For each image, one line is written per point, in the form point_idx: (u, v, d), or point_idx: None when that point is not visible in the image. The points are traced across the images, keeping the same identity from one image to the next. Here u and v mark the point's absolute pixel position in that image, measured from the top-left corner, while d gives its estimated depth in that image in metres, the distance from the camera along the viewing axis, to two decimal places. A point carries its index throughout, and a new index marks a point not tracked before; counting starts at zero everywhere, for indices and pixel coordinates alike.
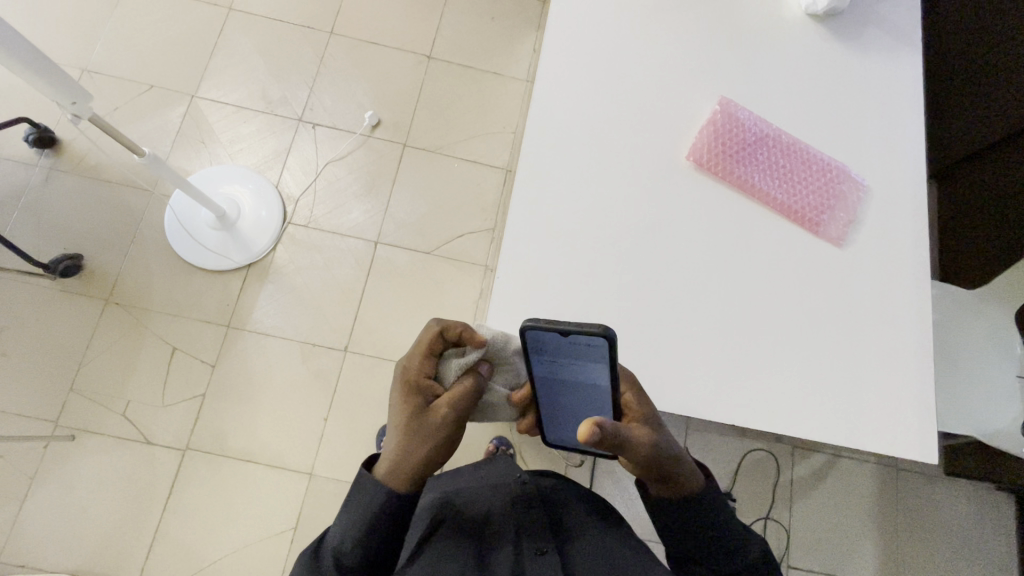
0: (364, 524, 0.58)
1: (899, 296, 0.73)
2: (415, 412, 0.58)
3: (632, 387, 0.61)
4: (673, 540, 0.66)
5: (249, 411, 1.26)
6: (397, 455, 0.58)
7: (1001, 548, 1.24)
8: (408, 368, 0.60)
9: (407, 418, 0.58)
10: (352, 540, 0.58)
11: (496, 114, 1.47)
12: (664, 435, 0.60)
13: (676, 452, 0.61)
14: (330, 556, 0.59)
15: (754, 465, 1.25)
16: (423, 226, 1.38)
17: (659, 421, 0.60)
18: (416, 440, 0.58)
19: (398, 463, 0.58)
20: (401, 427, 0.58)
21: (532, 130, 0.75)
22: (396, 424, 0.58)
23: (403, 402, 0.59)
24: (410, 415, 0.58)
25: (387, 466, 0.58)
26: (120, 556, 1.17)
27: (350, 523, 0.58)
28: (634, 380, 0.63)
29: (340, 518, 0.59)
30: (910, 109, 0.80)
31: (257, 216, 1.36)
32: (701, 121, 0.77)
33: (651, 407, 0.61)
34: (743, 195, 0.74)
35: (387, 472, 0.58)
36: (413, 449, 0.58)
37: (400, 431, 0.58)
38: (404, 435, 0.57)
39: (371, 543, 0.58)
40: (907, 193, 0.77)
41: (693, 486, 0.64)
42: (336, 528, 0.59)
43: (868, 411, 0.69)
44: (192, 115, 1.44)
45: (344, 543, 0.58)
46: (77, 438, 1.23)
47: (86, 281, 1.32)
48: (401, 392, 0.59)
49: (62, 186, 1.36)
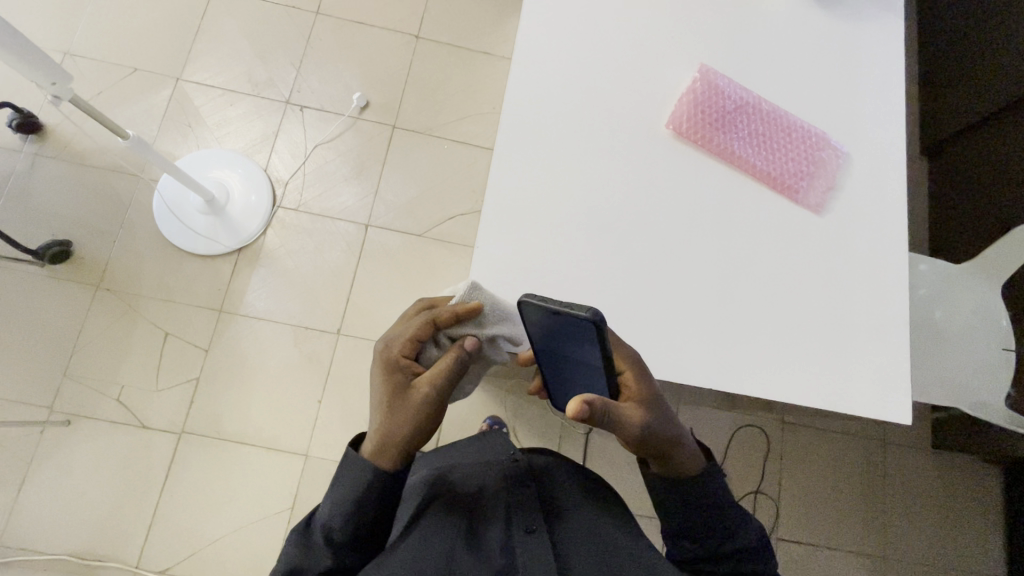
0: (355, 499, 0.57)
1: (880, 264, 0.73)
2: (399, 390, 0.60)
3: (632, 368, 0.61)
4: (668, 519, 0.65)
5: (243, 395, 1.26)
6: (381, 432, 0.58)
7: (986, 518, 1.27)
8: (392, 349, 0.62)
9: (391, 396, 0.60)
10: (343, 516, 0.57)
11: (486, 94, 1.46)
12: (659, 418, 0.60)
13: (673, 434, 0.60)
14: (320, 532, 0.58)
15: (745, 440, 1.27)
16: (413, 208, 1.38)
17: (656, 403, 0.60)
18: (399, 416, 0.58)
19: (383, 440, 0.58)
20: (385, 403, 0.59)
21: (516, 104, 0.74)
22: (381, 402, 0.60)
23: (386, 380, 0.61)
24: (393, 392, 0.60)
25: (371, 444, 0.59)
26: (119, 537, 1.19)
27: (341, 499, 0.58)
28: (636, 360, 0.62)
29: (331, 496, 0.58)
30: (894, 78, 0.80)
31: (245, 200, 1.35)
32: (682, 89, 0.77)
33: (651, 389, 0.61)
34: (723, 163, 0.74)
35: (373, 450, 0.59)
36: (398, 425, 0.58)
37: (385, 408, 0.59)
38: (389, 411, 0.59)
39: (361, 520, 0.58)
40: (889, 161, 0.77)
41: (691, 468, 0.63)
42: (326, 505, 0.58)
43: (848, 375, 0.70)
44: (177, 98, 1.43)
45: (335, 520, 0.57)
46: (72, 423, 1.24)
47: (76, 267, 1.31)
48: (384, 371, 0.61)
49: (47, 172, 1.35)
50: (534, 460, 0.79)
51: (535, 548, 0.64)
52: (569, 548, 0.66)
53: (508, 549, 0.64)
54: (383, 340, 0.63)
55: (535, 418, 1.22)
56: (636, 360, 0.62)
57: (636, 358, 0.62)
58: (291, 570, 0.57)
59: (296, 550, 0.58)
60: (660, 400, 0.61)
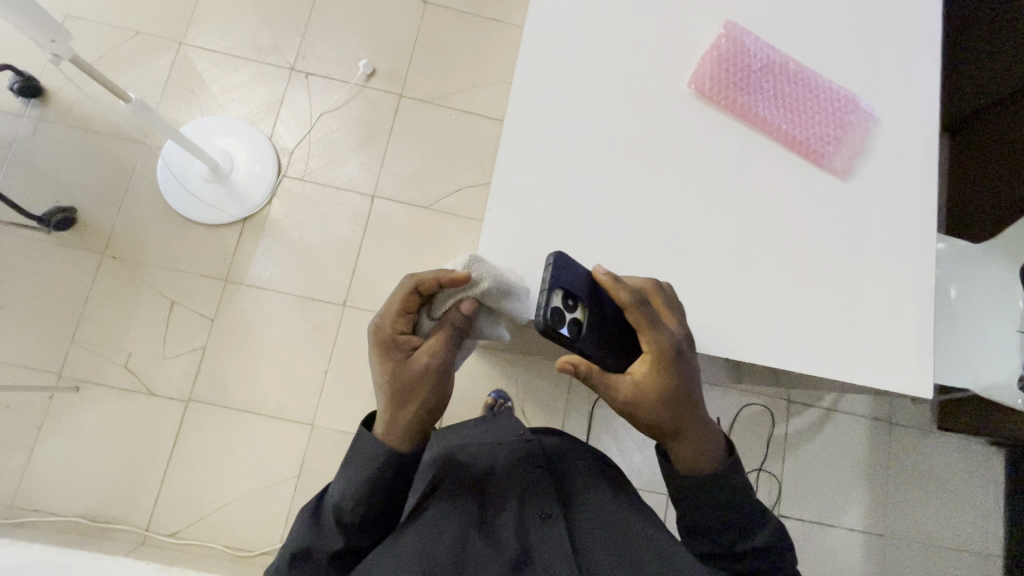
0: (367, 482, 0.57)
1: (902, 239, 0.71)
2: (399, 367, 0.58)
3: (652, 353, 0.57)
4: (688, 509, 0.63)
5: (250, 364, 1.27)
6: (390, 413, 0.57)
7: (990, 501, 1.27)
8: (382, 328, 0.60)
9: (392, 374, 0.57)
10: (354, 498, 0.57)
11: (496, 63, 1.42)
12: (654, 407, 0.57)
13: (675, 427, 0.59)
14: (331, 513, 0.57)
15: (750, 418, 1.26)
16: (420, 179, 1.36)
17: (671, 394, 0.57)
18: (405, 393, 0.57)
19: (393, 420, 0.57)
20: (388, 386, 0.57)
21: (530, 66, 0.72)
22: (384, 382, 0.58)
23: (381, 361, 0.58)
24: (394, 371, 0.57)
25: (384, 426, 0.58)
26: (129, 500, 1.21)
27: (352, 482, 0.57)
28: (661, 350, 0.57)
29: (343, 475, 0.58)
30: (924, 42, 0.77)
31: (251, 169, 1.33)
32: (705, 47, 0.74)
33: (663, 379, 0.57)
34: (746, 125, 0.72)
35: (386, 432, 0.58)
36: (407, 404, 0.57)
37: (389, 389, 0.57)
38: (393, 392, 0.57)
39: (374, 502, 0.58)
40: (916, 129, 0.75)
41: (687, 463, 0.61)
42: (336, 486, 0.58)
43: (864, 350, 0.68)
44: (180, 63, 1.40)
45: (346, 502, 0.57)
46: (81, 389, 1.25)
47: (81, 234, 1.30)
48: (378, 353, 0.59)
49: (50, 137, 1.33)
50: (547, 442, 0.77)
51: (549, 535, 0.62)
52: (581, 532, 0.65)
53: (521, 532, 0.63)
54: (373, 317, 0.60)
55: (540, 393, 1.22)
56: (664, 349, 0.57)
57: (664, 348, 0.57)
58: (300, 549, 0.56)
59: (306, 531, 0.57)
60: (671, 393, 0.57)
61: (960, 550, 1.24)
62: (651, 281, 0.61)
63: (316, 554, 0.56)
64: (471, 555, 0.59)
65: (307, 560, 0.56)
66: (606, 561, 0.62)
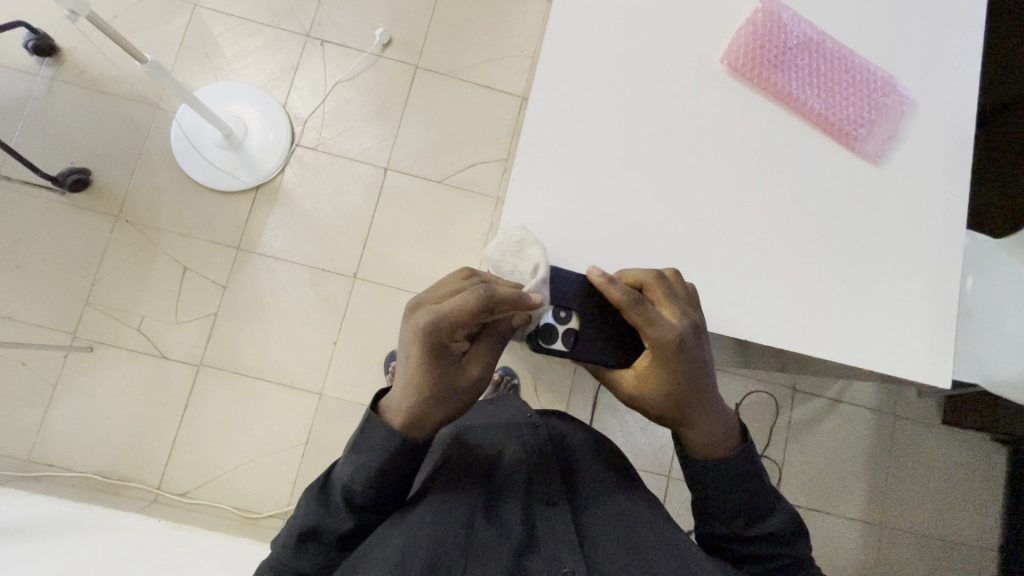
0: (376, 464, 0.56)
1: (926, 230, 0.70)
2: (446, 377, 0.54)
3: (654, 350, 0.56)
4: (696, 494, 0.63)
5: (260, 332, 1.28)
6: (420, 414, 0.56)
7: (990, 497, 1.27)
8: (438, 333, 0.51)
9: (438, 384, 0.54)
10: (364, 479, 0.56)
11: (514, 36, 1.39)
12: (657, 400, 0.59)
13: (683, 416, 0.59)
14: (339, 493, 0.57)
15: (755, 405, 1.27)
16: (434, 154, 1.34)
17: (674, 387, 0.58)
18: (445, 403, 0.56)
19: (420, 420, 0.56)
20: (426, 388, 0.54)
21: (554, 37, 0.70)
22: (424, 388, 0.54)
23: (428, 365, 0.53)
24: (440, 381, 0.54)
25: (408, 423, 0.56)
26: (141, 460, 1.23)
27: (361, 463, 0.56)
28: (662, 347, 0.56)
29: (350, 455, 0.57)
30: (964, 25, 0.75)
31: (264, 137, 1.32)
32: (740, 23, 0.72)
33: (665, 376, 0.57)
34: (778, 104, 0.71)
35: (408, 427, 0.56)
36: (442, 411, 0.56)
37: (429, 395, 0.54)
38: (433, 398, 0.55)
39: (382, 483, 0.57)
40: (951, 114, 0.73)
41: (701, 447, 0.61)
42: (345, 466, 0.57)
43: (878, 340, 0.68)
44: (195, 26, 1.38)
45: (354, 482, 0.56)
46: (95, 350, 1.26)
47: (96, 196, 1.31)
48: (426, 356, 0.52)
49: (64, 97, 1.32)
50: (553, 426, 0.77)
51: (556, 521, 0.62)
52: (588, 516, 0.65)
53: (527, 518, 0.63)
54: (432, 320, 0.51)
55: (548, 372, 1.23)
56: (666, 345, 0.56)
57: (668, 345, 0.56)
58: (308, 529, 0.57)
59: (314, 509, 0.57)
60: (675, 387, 0.57)
61: (956, 543, 1.25)
62: (650, 273, 0.57)
63: (325, 534, 0.57)
64: (478, 539, 0.60)
65: (315, 540, 0.57)
66: (612, 550, 0.61)
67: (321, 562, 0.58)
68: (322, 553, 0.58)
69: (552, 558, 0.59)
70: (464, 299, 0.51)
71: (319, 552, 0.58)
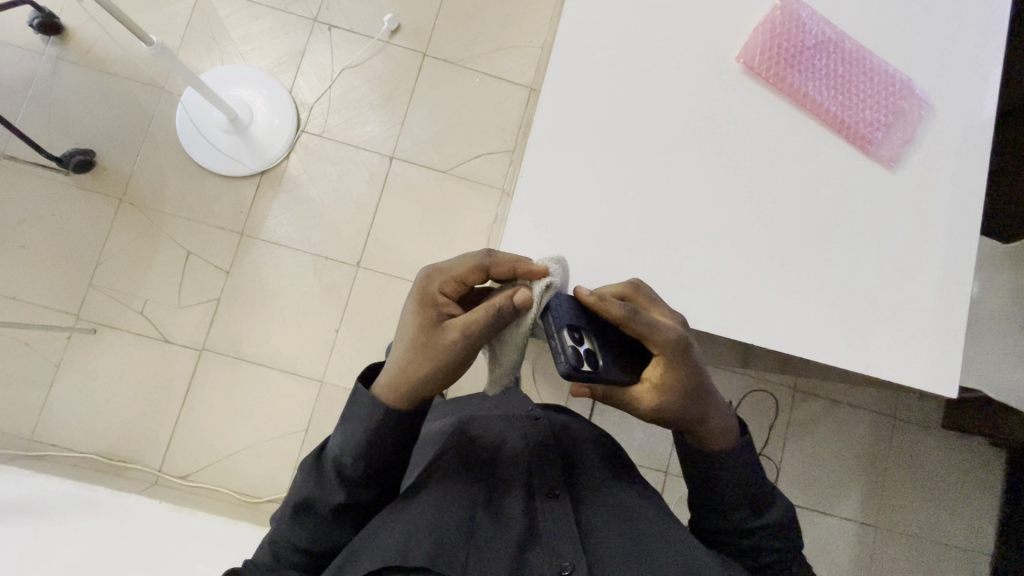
0: (367, 438, 0.56)
1: (936, 234, 0.69)
2: (426, 332, 0.55)
3: (664, 353, 0.56)
4: (698, 490, 0.64)
5: (263, 318, 1.28)
6: (398, 370, 0.56)
7: (988, 502, 1.27)
8: (430, 285, 0.56)
9: (416, 336, 0.55)
10: (355, 452, 0.56)
11: (524, 26, 1.37)
12: (676, 405, 0.57)
13: (698, 418, 0.59)
14: (331, 465, 0.57)
15: (755, 404, 1.27)
16: (440, 143, 1.33)
17: (686, 388, 0.57)
18: (420, 360, 0.55)
19: (401, 376, 0.55)
20: (409, 341, 0.55)
21: (567, 29, 0.69)
22: (409, 342, 0.55)
23: (415, 316, 0.56)
24: (418, 334, 0.55)
25: (388, 375, 0.56)
26: (143, 441, 1.24)
27: (354, 435, 0.56)
28: (671, 349, 0.55)
29: (342, 428, 0.57)
30: (987, 27, 0.73)
31: (270, 122, 1.31)
32: (758, 20, 0.71)
33: (679, 376, 0.56)
34: (794, 105, 0.70)
35: (385, 383, 0.56)
36: (417, 371, 0.55)
37: (407, 348, 0.55)
38: (414, 353, 0.55)
39: (376, 456, 0.57)
40: (968, 119, 0.72)
41: (715, 441, 0.61)
42: (337, 438, 0.57)
43: (883, 345, 0.67)
44: (202, 8, 1.36)
45: (346, 454, 0.56)
46: (98, 331, 1.26)
47: (100, 178, 1.30)
48: (415, 305, 0.56)
49: (70, 77, 1.31)
50: (554, 418, 0.77)
51: (557, 513, 0.62)
52: (587, 510, 0.65)
53: (526, 507, 0.63)
54: (429, 268, 0.56)
55: (549, 366, 1.22)
56: (677, 345, 0.55)
57: (674, 344, 0.55)
58: (303, 500, 0.56)
59: (309, 481, 0.57)
60: (688, 387, 0.57)
61: (950, 546, 1.26)
62: (629, 283, 0.58)
63: (319, 507, 0.57)
64: (478, 528, 0.59)
65: (310, 512, 0.57)
66: (611, 542, 0.61)
67: (316, 536, 0.57)
68: (316, 526, 0.57)
69: (552, 548, 0.59)
70: (463, 259, 0.57)
71: (314, 526, 0.57)
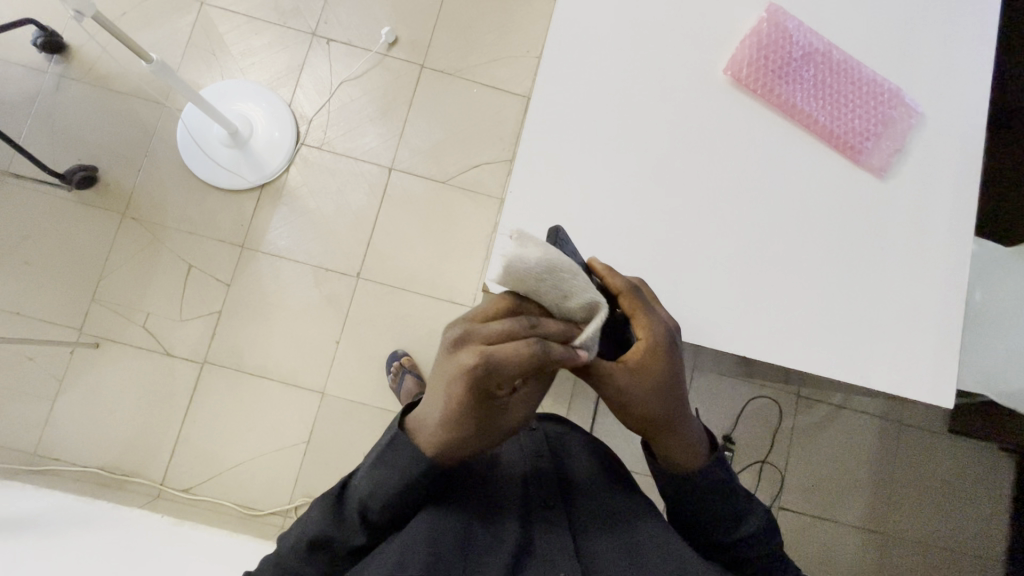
0: (395, 486, 0.54)
1: (933, 239, 0.69)
2: (488, 418, 0.49)
3: (646, 340, 0.53)
4: (685, 505, 0.62)
5: (264, 330, 1.28)
6: (452, 444, 0.52)
7: (997, 507, 1.25)
8: (483, 387, 0.44)
9: (470, 422, 0.49)
10: (382, 496, 0.55)
11: (520, 36, 1.38)
12: (645, 397, 0.53)
13: (669, 418, 0.55)
14: (355, 506, 0.55)
15: (758, 411, 1.26)
16: (439, 154, 1.34)
17: (657, 381, 0.53)
18: (481, 438, 0.51)
19: (454, 450, 0.53)
20: (466, 428, 0.49)
21: (557, 42, 0.70)
22: (466, 429, 0.50)
23: (466, 409, 0.47)
24: (473, 420, 0.48)
25: (439, 451, 0.52)
26: (146, 455, 1.25)
27: (381, 480, 0.54)
28: (655, 337, 0.53)
29: (369, 470, 0.55)
30: (978, 33, 0.73)
31: (270, 136, 1.32)
32: (746, 31, 0.71)
33: (657, 371, 0.53)
34: (783, 116, 0.70)
35: (435, 453, 0.53)
36: (474, 444, 0.52)
37: (463, 432, 0.50)
38: (473, 436, 0.51)
39: (402, 499, 0.56)
40: (961, 126, 0.72)
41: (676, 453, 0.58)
42: (362, 481, 0.55)
43: (882, 353, 0.67)
44: (201, 23, 1.38)
45: (370, 496, 0.55)
46: (100, 346, 1.27)
47: (102, 193, 1.32)
48: (464, 402, 0.46)
49: (72, 94, 1.33)
50: (553, 430, 0.77)
51: (557, 528, 0.61)
52: (585, 523, 0.64)
53: (527, 525, 0.62)
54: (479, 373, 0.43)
55: (550, 376, 1.22)
56: (664, 339, 0.53)
57: (658, 333, 0.53)
58: (320, 536, 0.55)
59: (326, 521, 0.55)
60: (664, 386, 0.53)
61: (958, 553, 1.24)
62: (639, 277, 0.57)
63: (336, 546, 0.56)
64: (476, 544, 0.59)
65: (326, 548, 0.56)
66: (612, 559, 0.60)
67: (329, 568, 0.56)
68: (331, 562, 0.56)
69: (552, 562, 0.58)
70: (515, 354, 0.43)
71: (329, 559, 0.56)
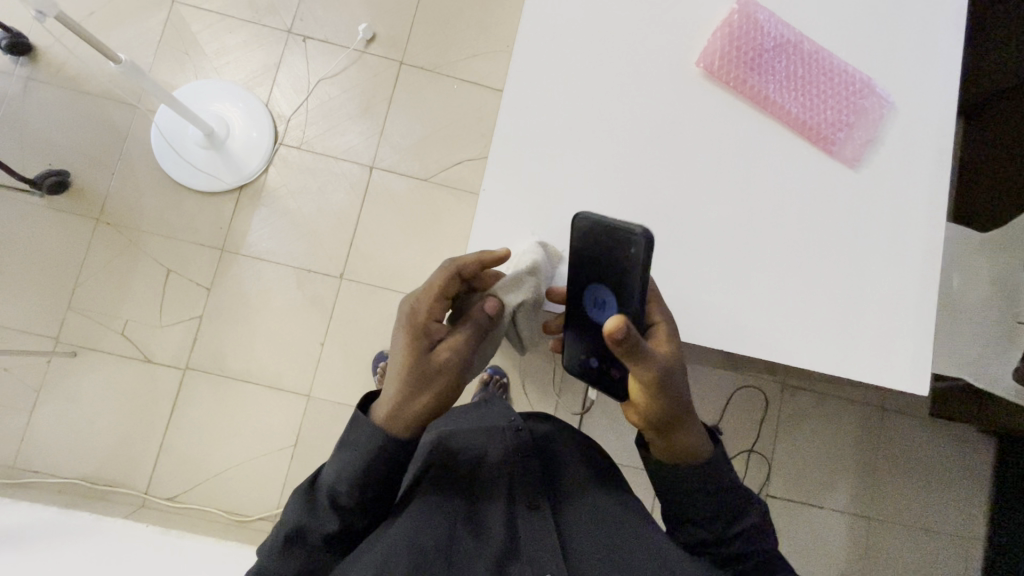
0: (360, 465, 0.54)
1: (909, 227, 0.70)
2: (425, 358, 0.56)
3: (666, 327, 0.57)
4: (677, 500, 0.61)
5: (247, 333, 1.27)
6: (397, 396, 0.55)
7: (979, 489, 1.28)
8: (416, 308, 0.58)
9: (410, 360, 0.56)
10: (350, 482, 0.54)
11: (500, 30, 1.37)
12: (678, 383, 0.55)
13: (688, 408, 0.57)
14: (324, 493, 0.55)
15: (744, 401, 1.27)
16: (420, 151, 1.32)
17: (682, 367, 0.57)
18: (419, 384, 0.55)
19: (397, 408, 0.55)
20: (405, 366, 0.55)
21: (533, 38, 0.69)
22: (405, 371, 0.55)
23: (405, 342, 0.57)
24: (415, 349, 0.56)
25: (384, 410, 0.55)
26: (129, 464, 1.22)
27: (347, 465, 0.54)
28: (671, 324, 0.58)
29: (337, 456, 0.55)
30: (949, 21, 0.74)
31: (247, 137, 1.30)
32: (719, 23, 0.71)
33: (681, 354, 0.57)
34: (756, 108, 0.70)
35: (384, 416, 0.55)
36: (416, 395, 0.55)
37: (403, 377, 0.55)
38: (412, 380, 0.55)
39: (371, 482, 0.55)
40: (933, 114, 0.72)
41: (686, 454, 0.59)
42: (330, 467, 0.55)
43: (861, 341, 0.68)
44: (173, 23, 1.35)
45: (339, 483, 0.54)
46: (78, 354, 1.25)
47: (75, 198, 1.28)
48: (405, 332, 0.57)
49: (40, 97, 1.30)
50: (536, 428, 0.75)
51: (541, 525, 0.61)
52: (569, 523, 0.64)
53: (511, 525, 0.62)
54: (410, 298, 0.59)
55: (539, 373, 1.22)
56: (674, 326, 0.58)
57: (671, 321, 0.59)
58: (294, 529, 0.53)
59: (300, 509, 0.54)
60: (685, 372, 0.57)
61: (942, 533, 1.26)
62: None
63: (311, 536, 0.54)
64: (462, 547, 0.59)
65: (301, 542, 0.54)
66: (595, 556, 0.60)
67: (307, 566, 0.54)
68: (307, 555, 0.54)
69: (536, 561, 0.58)
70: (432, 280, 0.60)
71: (306, 556, 0.54)
